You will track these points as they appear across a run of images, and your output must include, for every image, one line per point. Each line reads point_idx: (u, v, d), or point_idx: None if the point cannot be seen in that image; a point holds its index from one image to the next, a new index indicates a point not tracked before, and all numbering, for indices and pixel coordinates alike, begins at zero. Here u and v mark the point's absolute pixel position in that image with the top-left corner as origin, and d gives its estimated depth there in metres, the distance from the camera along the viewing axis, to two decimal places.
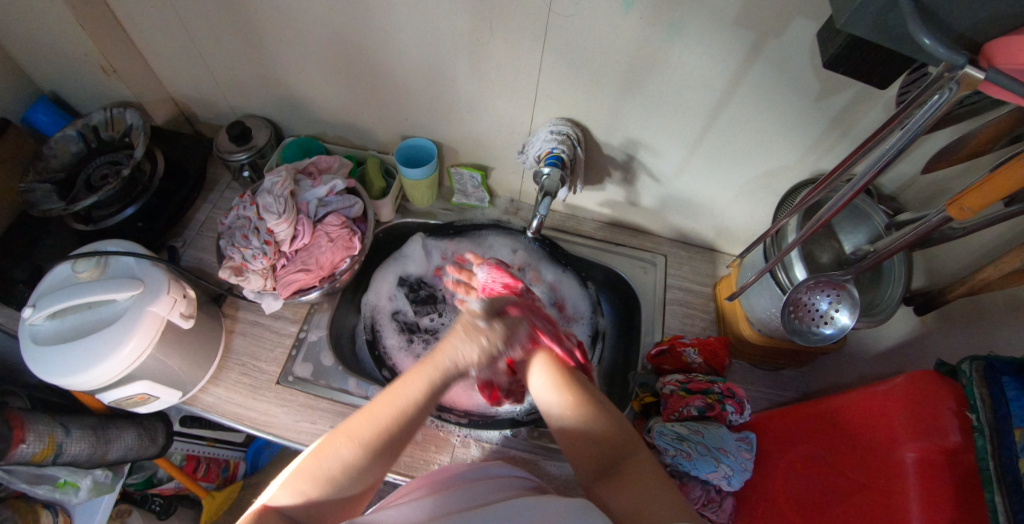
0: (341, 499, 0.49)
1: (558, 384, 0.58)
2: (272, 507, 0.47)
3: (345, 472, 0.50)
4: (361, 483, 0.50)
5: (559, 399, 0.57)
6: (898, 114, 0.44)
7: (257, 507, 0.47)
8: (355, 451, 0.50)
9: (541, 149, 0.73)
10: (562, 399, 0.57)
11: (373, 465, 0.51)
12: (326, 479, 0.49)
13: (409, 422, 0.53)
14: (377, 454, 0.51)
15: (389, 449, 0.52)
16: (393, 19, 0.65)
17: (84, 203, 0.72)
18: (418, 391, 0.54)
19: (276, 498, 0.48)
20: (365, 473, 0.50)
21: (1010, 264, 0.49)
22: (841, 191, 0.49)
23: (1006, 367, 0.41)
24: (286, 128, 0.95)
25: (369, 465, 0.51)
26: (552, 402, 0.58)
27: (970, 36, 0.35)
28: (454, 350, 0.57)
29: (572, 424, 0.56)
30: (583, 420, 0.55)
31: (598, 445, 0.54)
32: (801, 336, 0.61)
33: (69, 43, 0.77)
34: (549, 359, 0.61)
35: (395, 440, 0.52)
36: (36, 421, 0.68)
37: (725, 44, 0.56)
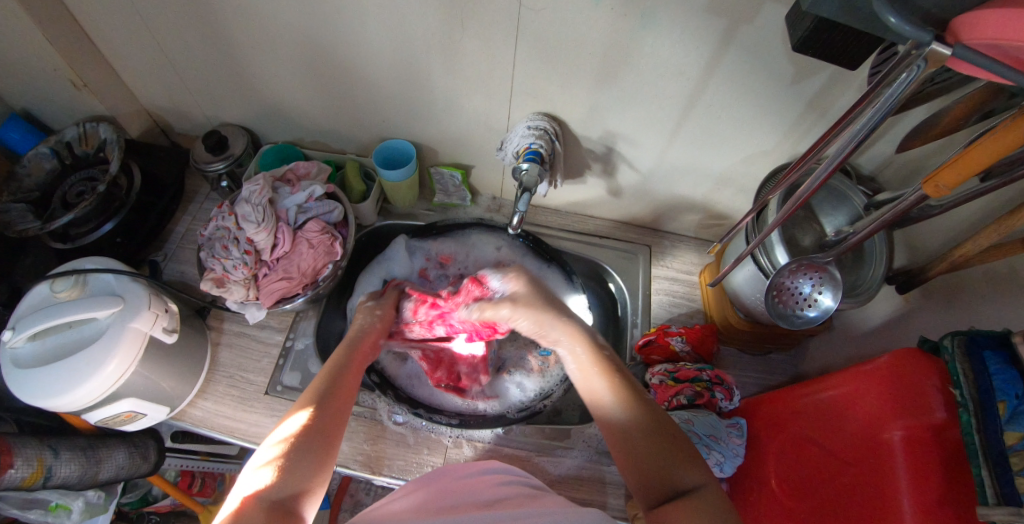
0: (310, 473, 0.48)
1: (622, 391, 0.52)
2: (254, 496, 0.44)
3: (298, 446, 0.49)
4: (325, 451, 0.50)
5: (621, 406, 0.51)
6: (870, 93, 0.44)
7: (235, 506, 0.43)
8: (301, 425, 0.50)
9: (520, 145, 0.73)
10: (625, 406, 0.51)
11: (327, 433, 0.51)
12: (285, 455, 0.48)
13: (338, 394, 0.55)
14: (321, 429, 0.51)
15: (328, 418, 0.52)
16: (363, 20, 0.64)
17: (60, 221, 0.71)
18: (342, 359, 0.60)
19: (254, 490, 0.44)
20: (317, 448, 0.49)
21: (985, 241, 0.49)
22: (818, 171, 0.49)
23: (987, 341, 0.42)
24: (264, 135, 0.94)
25: (318, 438, 0.50)
26: (611, 407, 0.52)
27: (935, 13, 0.35)
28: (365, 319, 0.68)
29: (632, 435, 0.50)
30: (644, 431, 0.49)
31: (660, 461, 0.48)
32: (786, 320, 0.61)
33: (36, 58, 0.75)
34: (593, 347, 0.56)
35: (334, 407, 0.54)
36: (22, 444, 0.67)
37: (696, 32, 0.56)
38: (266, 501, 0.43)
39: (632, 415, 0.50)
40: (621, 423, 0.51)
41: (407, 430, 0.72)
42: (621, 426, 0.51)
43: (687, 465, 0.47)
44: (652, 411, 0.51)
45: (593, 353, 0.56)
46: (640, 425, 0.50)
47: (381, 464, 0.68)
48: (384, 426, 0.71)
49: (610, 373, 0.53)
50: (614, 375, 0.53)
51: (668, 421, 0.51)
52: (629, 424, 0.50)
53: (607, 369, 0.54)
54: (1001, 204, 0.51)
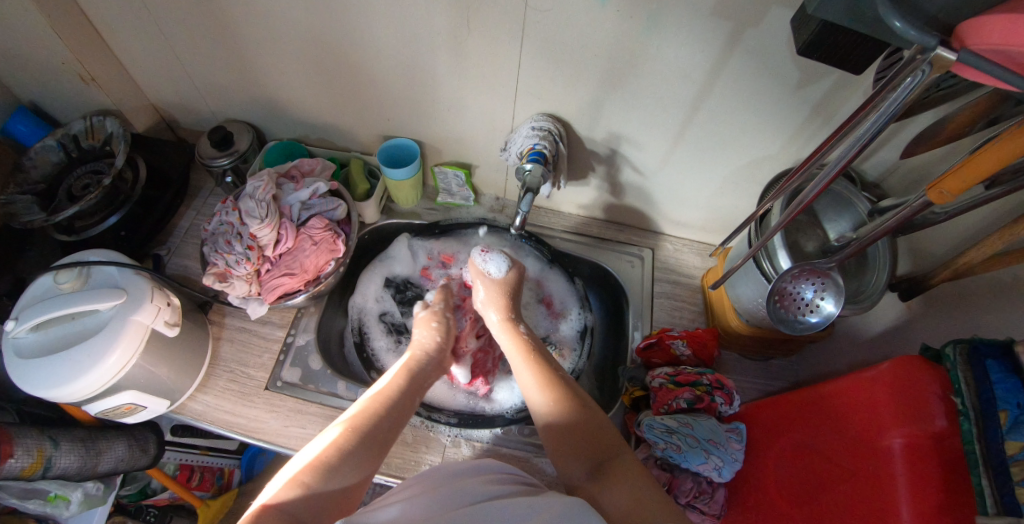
0: (343, 487, 0.50)
1: (547, 387, 0.60)
2: (271, 505, 0.46)
3: (342, 458, 0.51)
4: (363, 467, 0.52)
5: (552, 406, 0.58)
6: (873, 98, 0.44)
7: (255, 508, 0.46)
8: (354, 441, 0.53)
9: (523, 145, 0.73)
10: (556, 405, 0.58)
11: (370, 456, 0.53)
12: (322, 468, 0.50)
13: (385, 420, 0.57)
14: (374, 441, 0.54)
15: (381, 437, 0.55)
16: (370, 19, 0.64)
17: (65, 213, 0.71)
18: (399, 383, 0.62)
19: (277, 496, 0.47)
20: (363, 463, 0.52)
21: (990, 248, 0.49)
22: (820, 176, 0.49)
23: (989, 349, 0.41)
24: (269, 132, 0.94)
25: (367, 451, 0.53)
26: (538, 405, 0.60)
27: (941, 18, 0.35)
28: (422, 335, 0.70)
29: (558, 426, 0.58)
30: (568, 422, 0.57)
31: (581, 441, 0.56)
32: (787, 325, 0.61)
33: (44, 51, 0.76)
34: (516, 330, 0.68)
35: (387, 429, 0.56)
36: (23, 434, 0.67)
37: (702, 35, 0.56)
38: (285, 511, 0.46)
39: (557, 409, 0.58)
40: (546, 417, 0.59)
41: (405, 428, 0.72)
42: (551, 424, 0.58)
43: (600, 444, 0.56)
44: (573, 402, 0.59)
45: (523, 345, 0.66)
46: (563, 417, 0.58)
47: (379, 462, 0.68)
48: None
49: (537, 372, 0.62)
50: (540, 375, 0.61)
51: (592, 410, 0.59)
52: (556, 421, 0.58)
53: (535, 367, 0.62)
54: (1006, 212, 0.51)
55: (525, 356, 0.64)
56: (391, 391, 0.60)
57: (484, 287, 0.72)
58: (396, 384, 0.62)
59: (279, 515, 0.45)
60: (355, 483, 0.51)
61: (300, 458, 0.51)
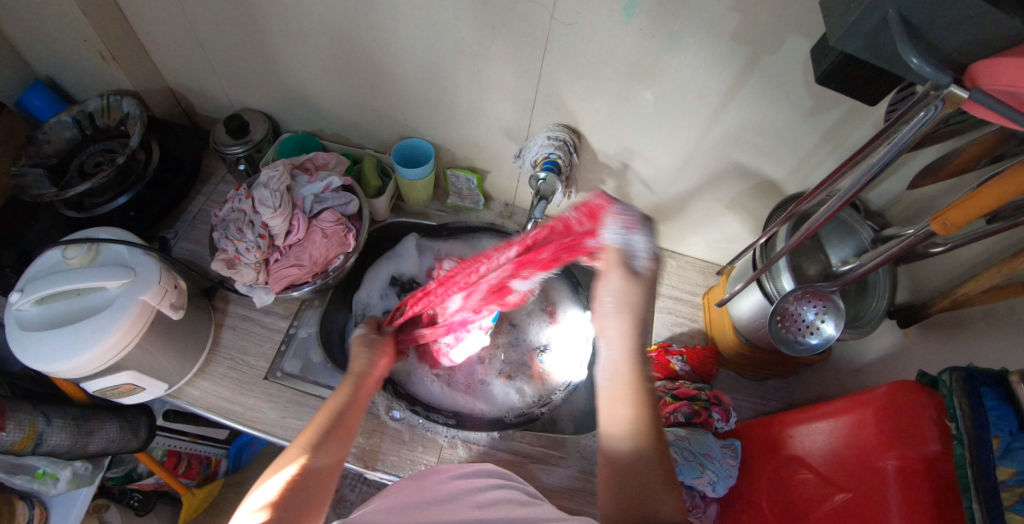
0: (317, 488, 0.46)
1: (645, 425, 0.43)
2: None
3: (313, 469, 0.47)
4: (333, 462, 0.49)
5: (632, 441, 0.43)
6: (886, 130, 0.46)
7: None
8: (319, 449, 0.48)
9: (538, 153, 0.74)
10: (639, 443, 0.43)
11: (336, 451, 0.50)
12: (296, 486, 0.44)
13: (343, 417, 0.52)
14: (335, 438, 0.50)
15: (341, 430, 0.51)
16: (397, 18, 0.66)
17: (77, 189, 0.71)
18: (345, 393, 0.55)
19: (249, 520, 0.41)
20: (328, 462, 0.48)
21: (988, 281, 0.50)
22: (829, 204, 0.51)
23: (985, 378, 0.43)
24: (284, 124, 0.95)
25: (331, 448, 0.49)
26: (622, 436, 0.44)
27: (956, 57, 0.37)
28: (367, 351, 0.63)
29: (637, 471, 0.43)
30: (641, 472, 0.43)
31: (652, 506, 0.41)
32: (788, 346, 0.62)
33: (69, 28, 0.77)
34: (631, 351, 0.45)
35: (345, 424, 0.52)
36: (15, 408, 0.66)
37: (721, 58, 0.58)
38: None
39: (642, 451, 0.43)
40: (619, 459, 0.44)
41: (403, 426, 0.72)
42: (626, 465, 0.43)
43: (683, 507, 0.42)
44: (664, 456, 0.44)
45: (638, 380, 0.45)
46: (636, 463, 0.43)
47: (375, 459, 0.68)
48: (381, 421, 0.71)
49: (638, 406, 0.44)
50: (639, 415, 0.44)
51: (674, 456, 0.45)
52: (636, 462, 0.43)
53: (638, 399, 0.44)
54: (1005, 247, 0.53)
55: (638, 394, 0.44)
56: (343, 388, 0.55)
57: (622, 288, 0.44)
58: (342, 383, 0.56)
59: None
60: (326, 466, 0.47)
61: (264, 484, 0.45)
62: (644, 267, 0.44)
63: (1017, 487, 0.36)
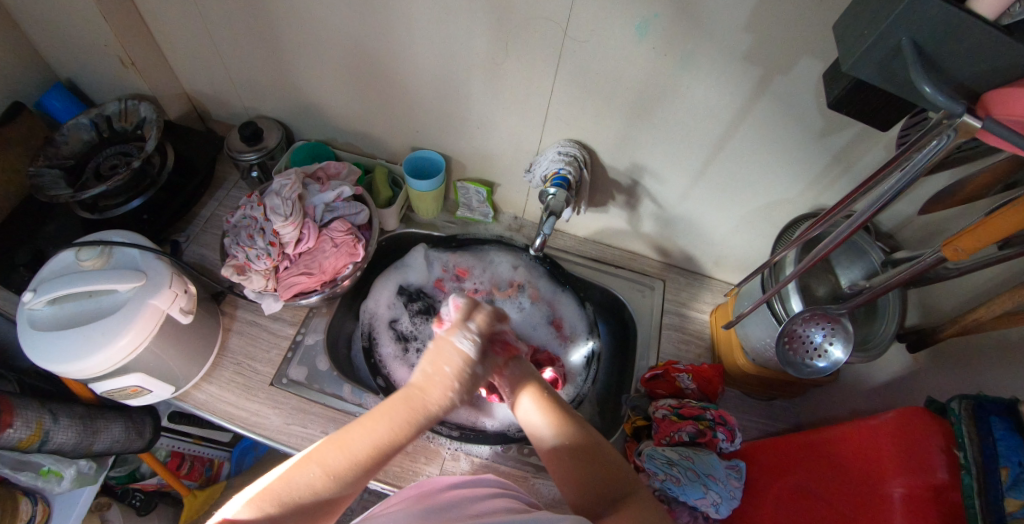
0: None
1: (553, 413, 0.55)
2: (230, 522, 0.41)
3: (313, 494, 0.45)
4: (336, 498, 0.46)
5: (553, 431, 0.54)
6: (898, 157, 0.45)
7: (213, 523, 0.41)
8: (327, 481, 0.45)
9: (548, 168, 0.74)
10: (557, 431, 0.54)
11: (346, 489, 0.46)
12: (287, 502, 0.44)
13: (372, 455, 0.48)
14: (347, 477, 0.46)
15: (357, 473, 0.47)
16: (411, 31, 0.67)
17: (91, 191, 0.72)
18: (389, 426, 0.49)
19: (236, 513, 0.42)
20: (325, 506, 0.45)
21: (1000, 307, 0.50)
22: (840, 228, 0.50)
23: (994, 407, 0.42)
24: (297, 131, 0.96)
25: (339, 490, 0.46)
26: (544, 432, 0.54)
27: (969, 86, 0.37)
28: (445, 399, 0.50)
29: (561, 454, 0.52)
30: (579, 451, 0.52)
31: (596, 473, 0.51)
32: (795, 368, 0.61)
33: (91, 32, 0.78)
34: (538, 391, 0.57)
35: (364, 467, 0.47)
36: (26, 406, 0.67)
37: (733, 78, 0.58)
38: None
39: (562, 436, 0.53)
40: (553, 447, 0.53)
41: None
42: (554, 450, 0.53)
43: (614, 477, 0.50)
44: (581, 427, 0.54)
45: (538, 393, 0.57)
46: (569, 445, 0.53)
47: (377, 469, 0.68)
48: None
49: (543, 402, 0.56)
50: (549, 408, 0.56)
51: (595, 444, 0.53)
52: (560, 446, 0.53)
53: (543, 399, 0.56)
54: (1019, 275, 0.52)
55: (543, 404, 0.56)
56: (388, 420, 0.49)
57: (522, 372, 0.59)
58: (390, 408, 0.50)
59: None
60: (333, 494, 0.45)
61: (270, 478, 0.46)
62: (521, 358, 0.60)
63: None
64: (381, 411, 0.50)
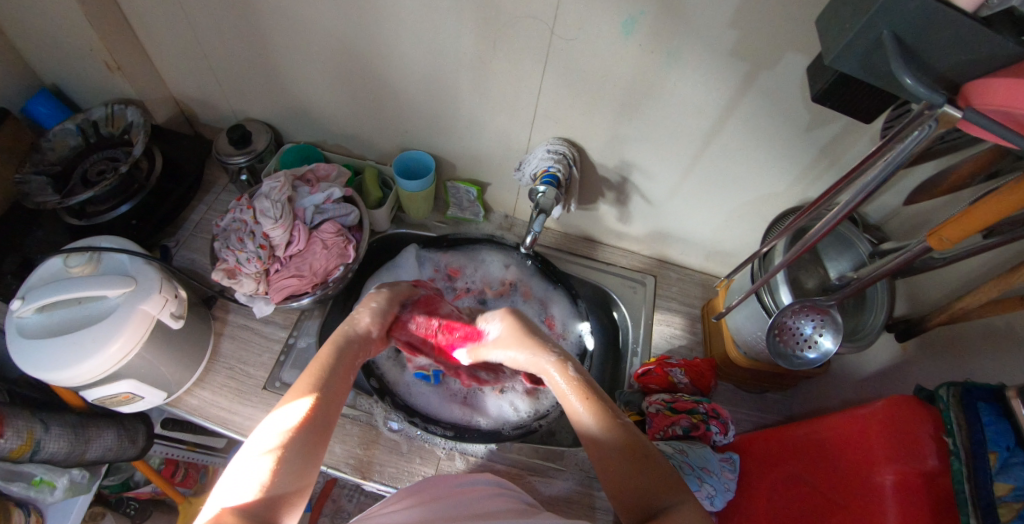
0: (293, 491, 0.42)
1: (601, 409, 0.49)
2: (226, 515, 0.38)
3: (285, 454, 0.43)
4: (313, 440, 0.45)
5: (600, 425, 0.49)
6: (882, 148, 0.46)
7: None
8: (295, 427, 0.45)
9: (538, 167, 0.74)
10: (606, 428, 0.48)
11: (318, 428, 0.46)
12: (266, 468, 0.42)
13: (328, 391, 0.49)
14: (313, 424, 0.46)
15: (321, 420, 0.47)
16: (399, 31, 0.66)
17: (79, 197, 0.72)
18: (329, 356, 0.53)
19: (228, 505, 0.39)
20: (305, 465, 0.44)
21: (985, 295, 0.50)
22: (826, 219, 0.51)
23: (981, 393, 0.43)
24: (286, 134, 0.96)
25: (309, 439, 0.45)
26: (589, 423, 0.49)
27: (949, 77, 0.37)
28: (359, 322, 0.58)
29: (605, 451, 0.48)
30: (629, 456, 0.47)
31: (648, 480, 0.45)
32: (786, 360, 0.62)
33: (76, 37, 0.78)
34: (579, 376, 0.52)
35: (325, 412, 0.47)
36: (16, 416, 0.67)
37: (719, 73, 0.59)
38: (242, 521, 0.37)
39: (609, 432, 0.48)
40: (597, 440, 0.48)
41: (401, 438, 0.72)
42: (598, 444, 0.48)
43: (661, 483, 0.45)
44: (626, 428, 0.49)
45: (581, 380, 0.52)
46: (619, 449, 0.47)
47: (372, 470, 0.68)
48: (378, 432, 0.71)
49: (588, 403, 0.50)
50: (596, 409, 0.50)
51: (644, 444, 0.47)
52: (605, 442, 0.48)
53: (586, 391, 0.51)
54: (1002, 263, 0.53)
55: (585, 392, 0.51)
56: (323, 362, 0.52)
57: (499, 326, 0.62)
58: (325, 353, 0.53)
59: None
60: (307, 446, 0.44)
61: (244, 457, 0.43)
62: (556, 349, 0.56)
63: (1014, 503, 0.37)
64: (318, 361, 0.52)
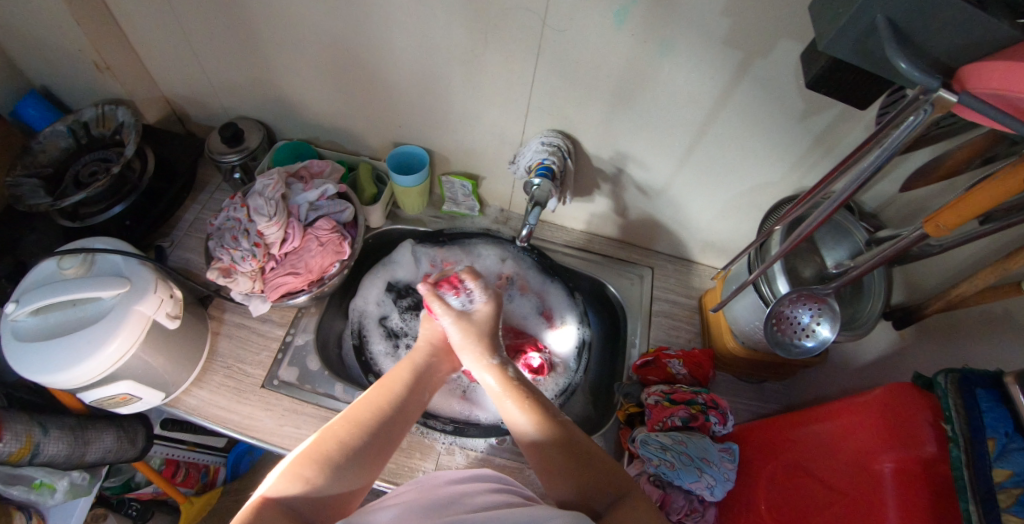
0: (344, 485, 0.49)
1: (535, 414, 0.56)
2: (271, 497, 0.45)
3: (345, 452, 0.51)
4: (369, 448, 0.52)
5: (539, 433, 0.54)
6: (876, 134, 0.46)
7: (256, 499, 0.45)
8: (351, 429, 0.52)
9: (532, 160, 0.74)
10: (542, 431, 0.54)
11: (373, 438, 0.53)
12: (325, 463, 0.49)
13: (394, 409, 0.56)
14: (373, 431, 0.53)
15: (380, 432, 0.54)
16: (389, 25, 0.66)
17: (71, 199, 0.71)
18: (403, 378, 0.60)
19: (276, 489, 0.46)
20: (359, 463, 0.51)
21: (982, 281, 0.50)
22: (822, 208, 0.51)
23: (979, 379, 0.43)
24: (279, 131, 0.95)
25: (368, 447, 0.52)
26: (529, 434, 0.55)
27: (944, 60, 0.37)
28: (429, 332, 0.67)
29: (549, 457, 0.53)
30: (573, 457, 0.52)
31: (591, 479, 0.51)
32: (784, 349, 0.62)
33: (63, 37, 0.77)
34: (510, 385, 0.59)
35: (387, 425, 0.55)
36: (13, 419, 0.66)
37: (714, 62, 0.58)
38: (286, 505, 0.45)
39: (546, 436, 0.54)
40: (539, 449, 0.54)
41: None
42: (543, 453, 0.54)
43: (603, 475, 0.51)
44: (569, 432, 0.54)
45: (514, 389, 0.59)
46: (563, 451, 0.53)
47: None
48: None
49: (529, 408, 0.56)
50: (536, 415, 0.56)
51: (581, 442, 0.54)
52: (547, 448, 0.53)
53: (522, 398, 0.57)
54: (999, 248, 0.53)
55: (522, 401, 0.57)
56: (399, 384, 0.59)
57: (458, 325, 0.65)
58: (404, 377, 0.60)
59: (279, 509, 0.45)
60: (364, 452, 0.52)
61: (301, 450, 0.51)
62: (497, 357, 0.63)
63: (1013, 489, 0.37)
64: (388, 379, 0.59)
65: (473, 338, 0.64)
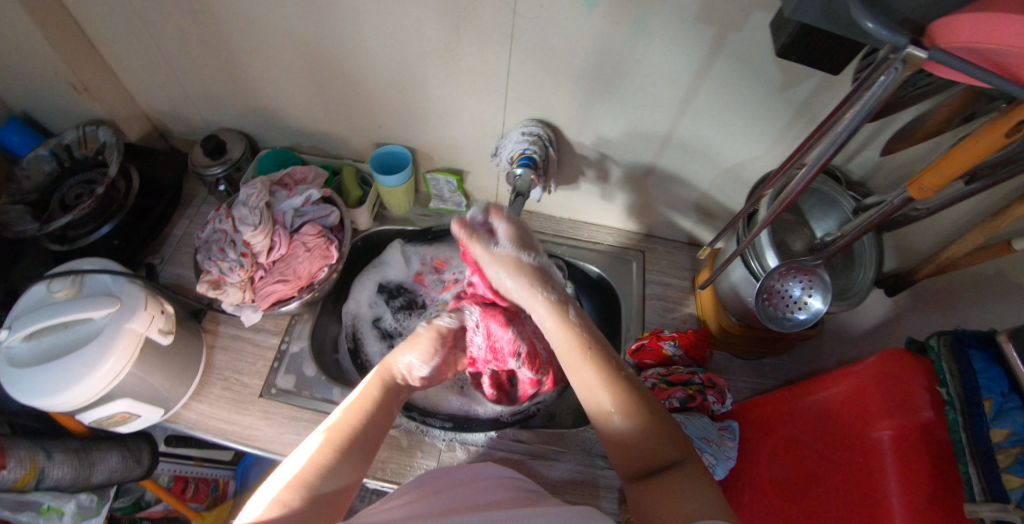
0: (327, 497, 0.48)
1: (608, 374, 0.51)
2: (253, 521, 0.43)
3: (320, 473, 0.49)
4: (340, 471, 0.50)
5: (610, 394, 0.50)
6: (849, 97, 0.45)
7: None
8: (328, 453, 0.51)
9: (514, 150, 0.73)
10: (613, 393, 0.50)
11: (350, 461, 0.51)
12: (304, 487, 0.47)
13: (367, 429, 0.55)
14: (347, 449, 0.52)
15: (357, 449, 0.53)
16: (361, 25, 0.65)
17: (57, 222, 0.71)
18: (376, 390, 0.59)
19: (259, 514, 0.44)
20: (338, 473, 0.50)
21: (972, 241, 0.50)
22: (802, 174, 0.50)
23: (972, 340, 0.42)
24: (262, 141, 0.95)
25: (346, 466, 0.51)
26: (597, 393, 0.51)
27: (913, 18, 0.36)
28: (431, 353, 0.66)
29: (618, 418, 0.49)
30: (637, 419, 0.49)
31: (649, 436, 0.48)
32: (777, 323, 0.62)
33: (38, 61, 0.76)
34: (574, 336, 0.55)
35: (363, 441, 0.54)
36: (15, 446, 0.67)
37: (687, 39, 0.58)
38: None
39: (619, 400, 0.50)
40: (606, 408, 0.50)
41: (400, 433, 0.71)
42: (611, 415, 0.50)
43: (671, 440, 0.47)
44: (640, 393, 0.50)
45: (571, 331, 0.56)
46: (629, 408, 0.49)
47: (374, 468, 0.68)
48: None
49: (598, 367, 0.52)
50: (606, 373, 0.51)
51: (657, 407, 0.50)
52: (617, 411, 0.49)
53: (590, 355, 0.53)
54: (987, 206, 0.53)
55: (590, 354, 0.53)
56: (369, 400, 0.57)
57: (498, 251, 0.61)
58: (373, 391, 0.58)
59: None
60: (338, 491, 0.49)
61: (280, 475, 0.49)
62: (551, 292, 0.59)
63: (1012, 449, 0.36)
64: (365, 394, 0.58)
65: (520, 273, 0.60)
